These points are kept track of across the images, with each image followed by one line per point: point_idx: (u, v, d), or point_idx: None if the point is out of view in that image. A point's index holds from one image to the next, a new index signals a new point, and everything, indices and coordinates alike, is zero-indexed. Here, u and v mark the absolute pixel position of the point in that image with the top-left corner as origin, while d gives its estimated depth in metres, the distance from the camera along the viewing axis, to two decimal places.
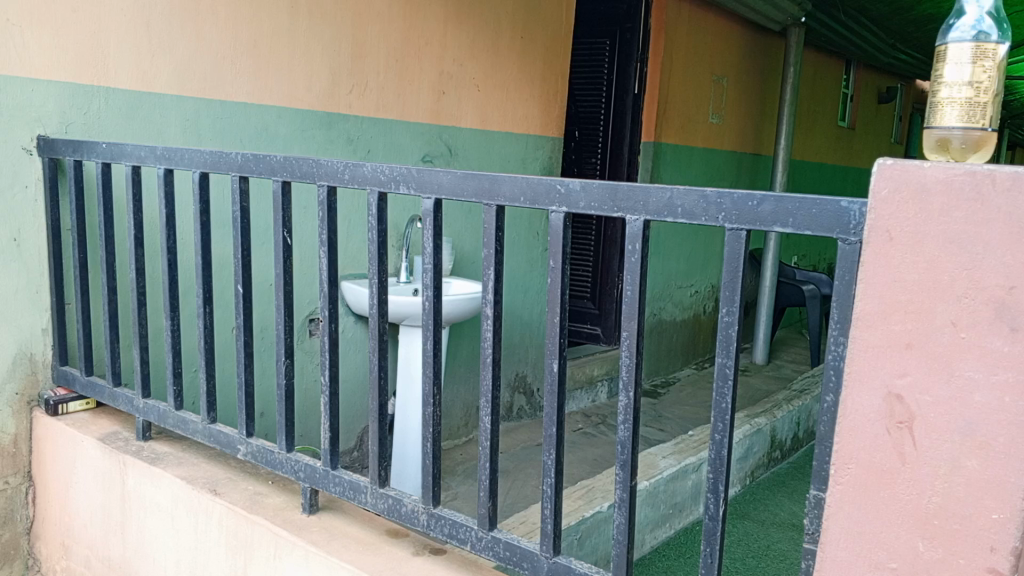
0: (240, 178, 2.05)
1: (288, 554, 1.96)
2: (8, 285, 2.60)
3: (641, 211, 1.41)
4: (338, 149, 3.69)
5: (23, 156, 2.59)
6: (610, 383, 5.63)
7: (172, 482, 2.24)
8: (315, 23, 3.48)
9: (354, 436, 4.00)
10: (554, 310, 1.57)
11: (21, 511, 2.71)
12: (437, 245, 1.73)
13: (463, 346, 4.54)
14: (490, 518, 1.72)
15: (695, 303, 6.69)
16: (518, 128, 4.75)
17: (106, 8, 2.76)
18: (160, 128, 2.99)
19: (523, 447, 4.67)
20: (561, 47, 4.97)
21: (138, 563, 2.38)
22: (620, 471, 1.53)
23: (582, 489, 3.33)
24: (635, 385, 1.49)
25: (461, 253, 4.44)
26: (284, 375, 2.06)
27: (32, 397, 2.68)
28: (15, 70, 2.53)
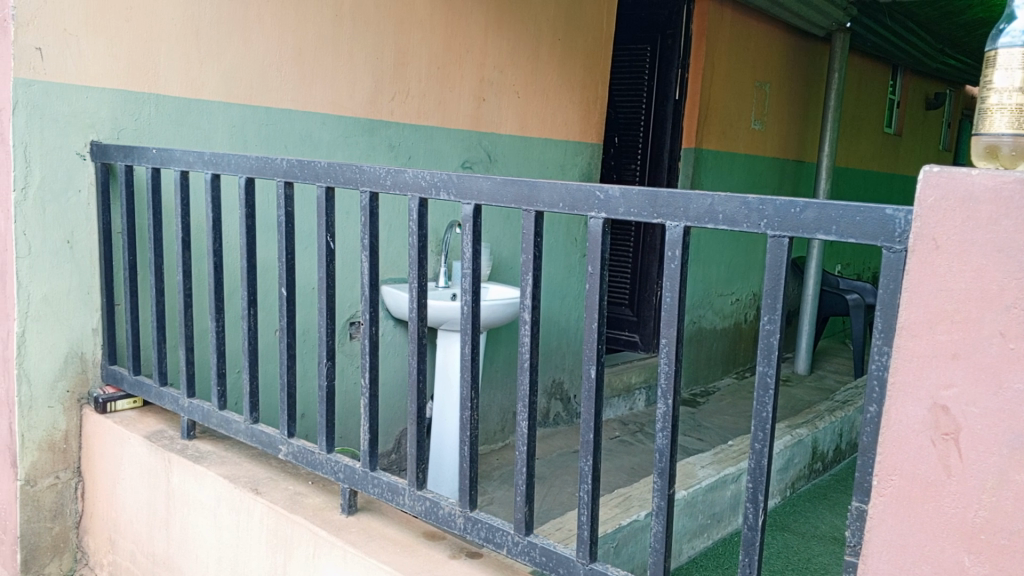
0: (285, 184, 2.09)
1: (326, 554, 1.99)
2: (61, 285, 2.68)
3: (681, 217, 1.41)
4: (379, 155, 3.74)
5: (77, 161, 2.67)
6: (648, 391, 5.59)
7: (215, 481, 2.29)
8: (358, 31, 3.53)
9: (391, 438, 4.04)
10: (592, 316, 1.57)
11: (70, 506, 2.78)
12: (476, 250, 1.74)
13: (500, 351, 4.55)
14: (526, 522, 1.72)
15: (736, 311, 6.61)
16: (558, 134, 4.76)
17: (158, 17, 2.83)
18: (208, 134, 3.06)
19: (560, 453, 4.67)
20: (601, 54, 4.96)
21: (181, 559, 2.43)
22: (658, 479, 1.53)
23: (618, 497, 3.31)
24: (674, 393, 1.48)
25: (499, 258, 4.46)
26: (325, 377, 2.09)
27: (82, 395, 2.76)
28: (71, 78, 2.62)
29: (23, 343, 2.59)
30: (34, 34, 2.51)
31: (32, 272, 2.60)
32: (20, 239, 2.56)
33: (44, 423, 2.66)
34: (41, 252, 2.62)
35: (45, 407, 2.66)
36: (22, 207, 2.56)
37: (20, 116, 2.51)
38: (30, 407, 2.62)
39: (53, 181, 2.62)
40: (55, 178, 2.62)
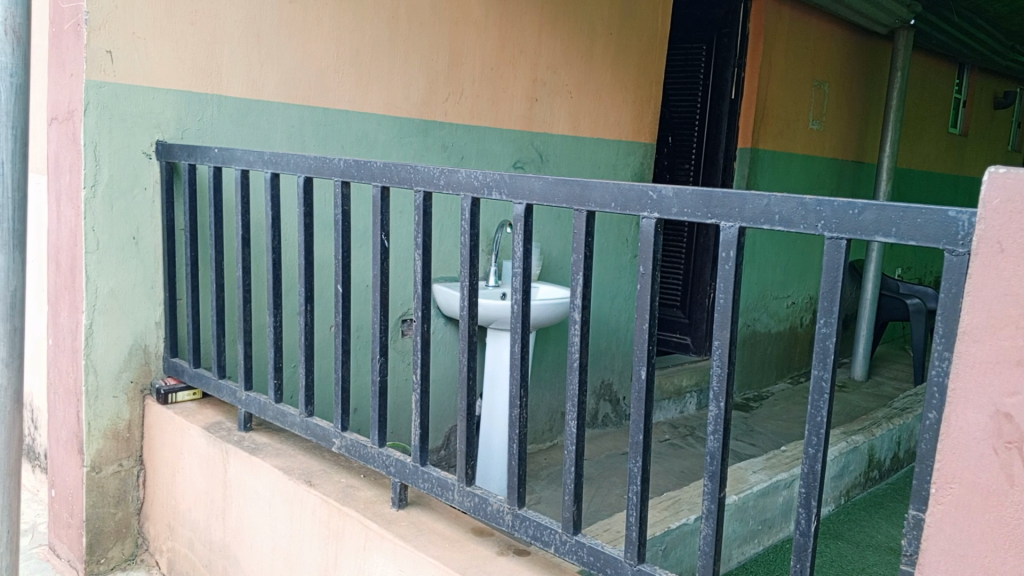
0: (341, 183, 2.13)
1: (377, 547, 2.02)
2: (127, 280, 2.78)
3: (736, 217, 1.40)
4: (433, 155, 3.78)
5: (143, 160, 2.77)
6: (699, 395, 5.54)
7: (270, 472, 2.35)
8: (414, 32, 3.58)
9: (441, 435, 4.08)
10: (644, 316, 1.56)
11: (133, 493, 2.88)
12: (527, 250, 1.75)
13: (549, 351, 4.55)
14: (574, 522, 1.72)
15: (791, 314, 6.49)
16: (611, 134, 4.74)
17: (222, 20, 2.92)
18: (267, 134, 3.13)
19: (608, 455, 4.65)
20: (656, 53, 4.92)
21: (236, 547, 2.49)
22: (708, 482, 1.51)
23: (668, 500, 3.28)
24: (726, 395, 1.47)
25: (550, 258, 4.46)
26: (378, 373, 2.13)
27: (145, 385, 2.86)
28: (138, 79, 2.72)
29: (90, 334, 2.69)
30: (105, 37, 2.62)
31: (100, 267, 2.70)
32: (88, 234, 2.67)
33: (109, 412, 2.77)
34: (109, 247, 2.72)
35: (110, 396, 2.77)
36: (91, 204, 2.67)
37: (91, 116, 2.63)
38: (96, 396, 2.72)
39: (120, 179, 2.72)
40: (122, 176, 2.73)
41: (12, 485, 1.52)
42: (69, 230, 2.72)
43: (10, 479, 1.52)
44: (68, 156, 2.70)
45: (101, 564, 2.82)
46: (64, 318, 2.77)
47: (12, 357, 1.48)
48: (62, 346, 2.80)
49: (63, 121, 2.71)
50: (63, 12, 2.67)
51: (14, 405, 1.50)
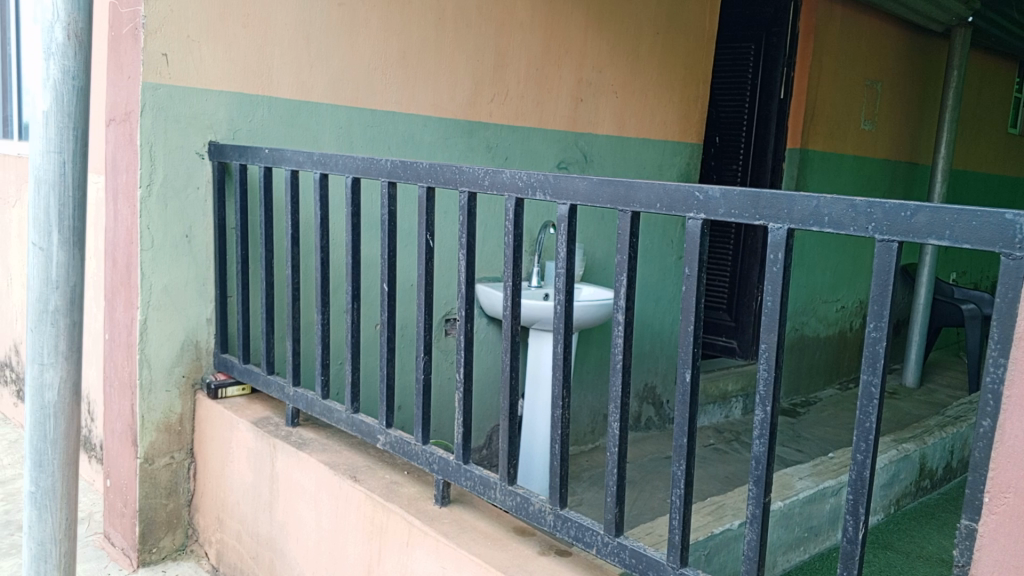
0: (388, 183, 2.16)
1: (419, 543, 2.04)
2: (180, 277, 2.85)
3: (784, 219, 1.39)
4: (477, 156, 3.80)
5: (197, 160, 2.85)
6: (745, 400, 5.47)
7: (316, 468, 2.39)
8: (461, 34, 3.60)
9: (483, 434, 4.09)
10: (689, 318, 1.56)
11: (183, 485, 2.96)
12: (571, 250, 1.75)
13: (591, 352, 4.53)
14: (616, 523, 1.72)
15: (841, 318, 6.36)
16: (656, 135, 4.70)
17: (274, 23, 2.97)
18: (316, 135, 3.18)
19: (651, 458, 4.61)
20: (704, 53, 4.86)
21: (283, 540, 2.54)
22: (753, 486, 1.50)
23: (712, 505, 3.24)
24: (773, 400, 1.46)
25: (594, 259, 4.45)
26: (422, 371, 2.15)
27: (196, 380, 2.93)
28: (192, 82, 2.80)
29: (145, 329, 2.78)
30: (161, 40, 2.70)
31: (154, 264, 2.78)
32: (144, 233, 2.75)
33: (161, 406, 2.85)
34: (163, 245, 2.80)
35: (163, 390, 2.84)
36: (147, 203, 2.75)
37: (147, 117, 2.71)
38: (149, 390, 2.80)
39: (174, 179, 2.80)
40: (176, 176, 2.81)
41: (70, 474, 1.58)
42: (125, 229, 2.80)
43: (69, 468, 1.58)
44: (125, 156, 2.78)
45: (153, 553, 2.90)
46: (120, 313, 2.86)
47: (72, 351, 1.54)
48: (118, 341, 2.89)
49: (120, 122, 2.80)
50: (122, 16, 2.76)
51: (72, 397, 1.55)
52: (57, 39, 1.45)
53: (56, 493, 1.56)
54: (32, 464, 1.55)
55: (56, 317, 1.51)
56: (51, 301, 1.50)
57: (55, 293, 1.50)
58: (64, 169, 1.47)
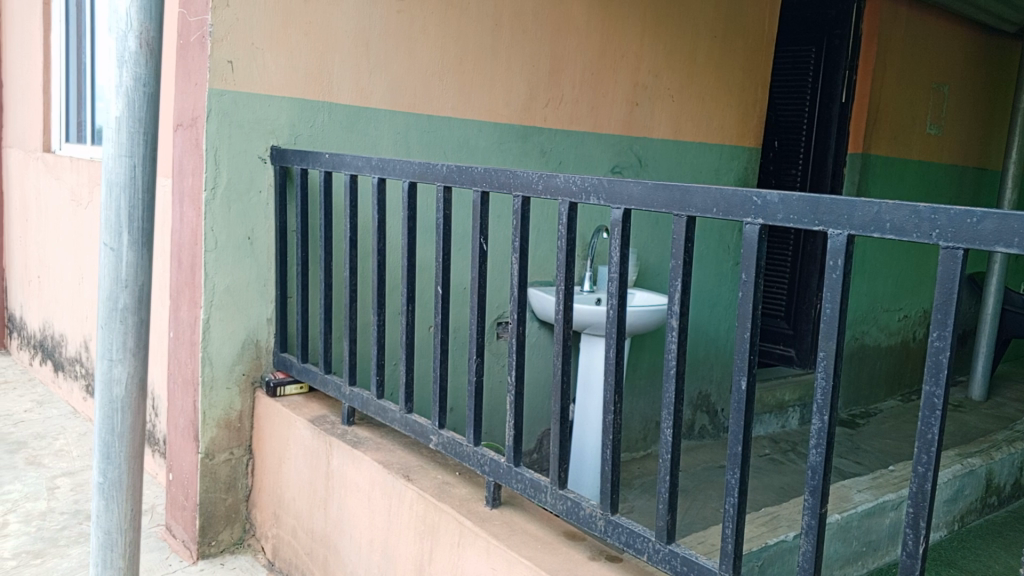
0: (444, 188, 2.18)
1: (470, 544, 2.06)
2: (243, 277, 2.93)
3: (844, 225, 1.37)
4: (532, 161, 3.80)
5: (259, 165, 2.93)
6: (802, 410, 5.36)
7: (370, 466, 2.43)
8: (517, 39, 3.62)
9: (534, 438, 4.10)
10: (745, 325, 1.54)
11: (242, 480, 3.04)
12: (624, 254, 1.75)
13: (644, 359, 4.50)
14: (668, 531, 1.71)
15: (904, 328, 6.18)
16: (713, 139, 4.65)
17: (334, 30, 3.04)
18: (374, 141, 3.23)
19: (705, 467, 4.54)
20: (763, 56, 4.79)
21: (337, 538, 2.59)
22: (809, 497, 1.47)
23: (766, 515, 3.19)
24: (831, 409, 1.43)
25: (648, 264, 4.42)
26: (474, 373, 2.17)
27: (256, 378, 3.01)
28: (256, 89, 2.89)
29: (208, 328, 2.86)
30: (227, 48, 2.79)
31: (217, 265, 2.87)
32: (208, 234, 2.84)
33: (222, 402, 2.93)
34: (226, 247, 2.88)
35: (224, 387, 2.92)
36: (211, 206, 2.84)
37: (212, 122, 2.81)
38: (211, 387, 2.89)
39: (238, 183, 2.89)
40: (240, 180, 2.89)
41: (135, 466, 1.64)
42: (191, 231, 2.89)
43: (134, 460, 1.64)
44: (191, 161, 2.88)
45: (212, 546, 2.99)
46: (184, 312, 2.95)
47: (139, 347, 1.60)
48: (181, 339, 2.98)
49: (187, 127, 2.89)
50: (190, 24, 2.85)
51: (139, 392, 1.61)
52: (129, 48, 1.52)
53: (122, 485, 1.62)
54: (100, 456, 1.61)
55: (124, 315, 1.57)
56: (120, 299, 1.56)
57: (124, 291, 1.56)
58: (135, 172, 1.54)
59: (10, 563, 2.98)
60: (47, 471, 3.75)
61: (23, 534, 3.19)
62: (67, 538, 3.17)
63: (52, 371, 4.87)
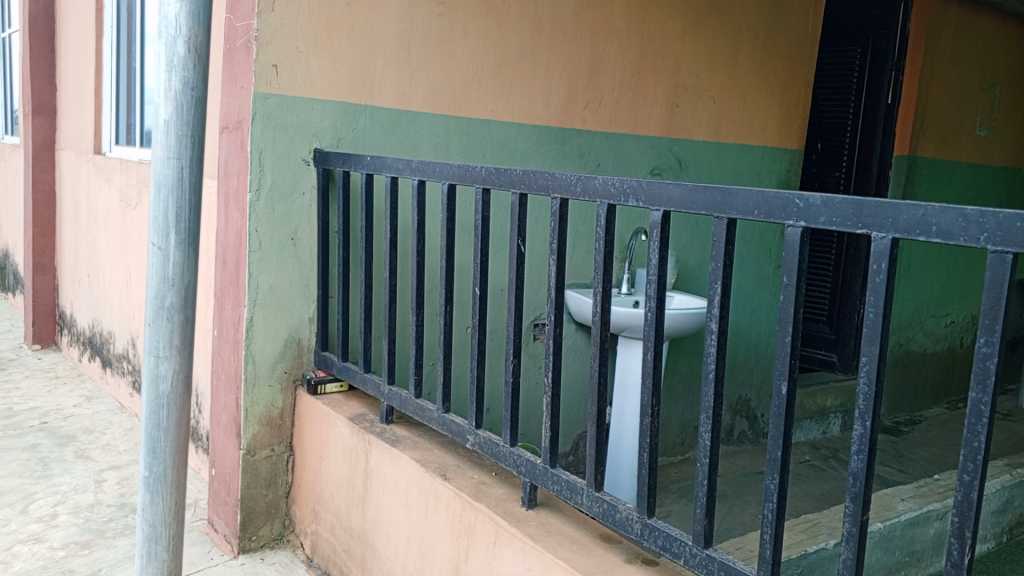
0: (483, 190, 2.20)
1: (506, 545, 2.07)
2: (286, 278, 2.99)
3: (888, 227, 1.35)
4: (571, 163, 3.80)
5: (303, 167, 2.99)
6: (844, 416, 5.27)
7: (408, 465, 2.45)
8: (556, 41, 3.62)
9: (570, 441, 4.09)
10: (786, 328, 1.52)
11: (282, 476, 3.09)
12: (663, 257, 1.75)
13: (682, 362, 4.47)
14: (705, 536, 1.70)
15: (951, 334, 6.04)
16: (755, 140, 4.60)
17: (377, 34, 3.07)
18: (415, 143, 3.26)
19: (743, 472, 4.49)
20: (807, 57, 4.72)
21: (375, 535, 2.62)
22: (850, 504, 1.45)
23: (806, 523, 3.14)
24: (873, 415, 1.41)
25: (688, 266, 4.38)
26: (511, 374, 2.18)
27: (297, 376, 3.06)
28: (300, 92, 2.94)
29: (251, 327, 2.92)
30: (272, 52, 2.85)
31: (261, 264, 2.92)
32: (252, 235, 2.89)
33: (264, 400, 2.98)
34: (270, 247, 2.94)
35: (266, 385, 2.98)
36: (256, 207, 2.89)
37: (257, 125, 2.87)
38: (254, 384, 2.94)
39: (282, 185, 2.94)
40: (283, 182, 2.95)
41: (180, 460, 1.68)
42: (235, 232, 2.95)
43: (179, 455, 1.68)
44: (236, 162, 2.94)
45: (253, 541, 3.04)
46: (229, 311, 3.01)
47: (184, 345, 1.63)
48: (225, 337, 3.04)
49: (233, 130, 2.96)
50: (237, 29, 2.91)
51: (184, 389, 1.65)
52: (178, 52, 1.56)
53: (166, 479, 1.66)
54: (146, 450, 1.66)
55: (171, 313, 1.61)
56: (167, 298, 1.60)
57: (171, 290, 1.60)
58: (183, 174, 1.58)
59: (60, 553, 3.07)
60: (95, 465, 3.85)
61: (72, 525, 3.28)
62: (113, 530, 3.26)
63: (101, 367, 5.01)
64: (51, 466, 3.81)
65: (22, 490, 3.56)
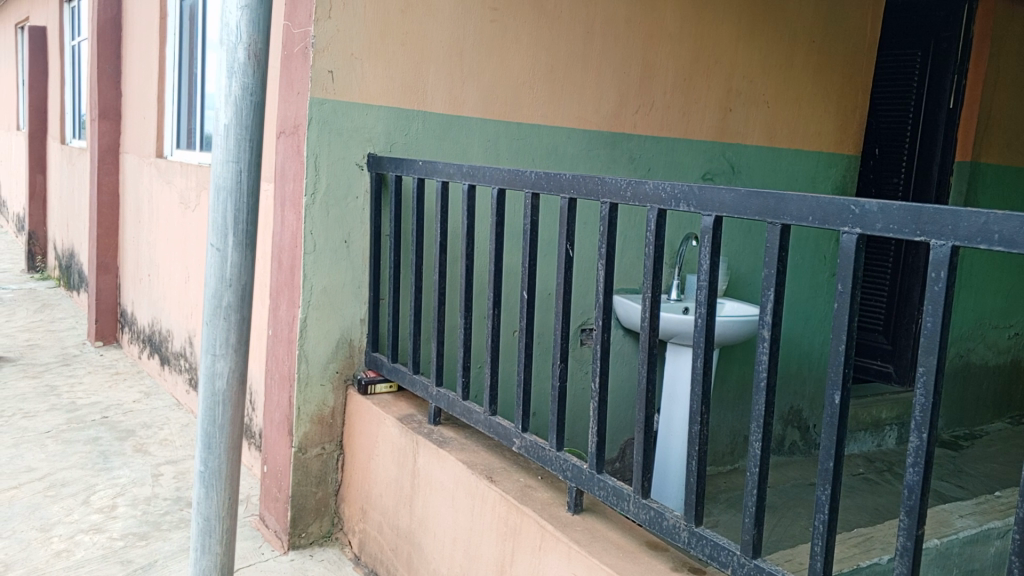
0: (532, 194, 2.21)
1: (552, 549, 2.07)
2: (339, 280, 3.04)
3: (948, 235, 1.32)
4: (621, 167, 3.79)
5: (357, 171, 3.04)
6: (900, 429, 5.13)
7: (455, 466, 2.48)
8: (608, 47, 3.62)
9: (617, 447, 4.07)
10: (840, 337, 1.50)
11: (333, 474, 3.14)
12: (714, 263, 1.73)
13: (733, 370, 4.41)
14: (754, 545, 1.68)
15: (1014, 346, 5.83)
16: (810, 145, 4.52)
17: (430, 40, 3.11)
18: (465, 148, 3.29)
19: (794, 484, 4.40)
20: (865, 62, 4.63)
21: (421, 535, 2.65)
22: (905, 517, 1.42)
23: (858, 537, 3.06)
24: (930, 426, 1.38)
25: (740, 273, 4.32)
26: (558, 378, 2.18)
27: (348, 376, 3.11)
28: (354, 98, 3.00)
29: (304, 328, 2.98)
30: (328, 58, 2.91)
31: (316, 266, 2.98)
32: (307, 237, 2.96)
33: (316, 399, 3.04)
34: (324, 249, 3.00)
35: (319, 384, 3.04)
36: (310, 210, 2.95)
37: (314, 130, 2.93)
38: (306, 384, 3.00)
39: (336, 189, 3.00)
40: (338, 186, 3.00)
41: (234, 456, 1.73)
42: (291, 234, 3.02)
43: (233, 451, 1.72)
44: (292, 166, 3.01)
45: (303, 537, 3.10)
46: (284, 311, 3.07)
47: (240, 344, 1.68)
48: (280, 337, 3.11)
49: (290, 134, 3.02)
50: (294, 36, 2.98)
51: (239, 387, 1.70)
52: (238, 59, 1.60)
53: (221, 474, 1.71)
54: (202, 446, 1.71)
55: (228, 312, 1.65)
56: (224, 298, 1.65)
57: (228, 290, 1.65)
58: (241, 177, 1.62)
59: (118, 543, 3.17)
60: (152, 459, 3.97)
61: (130, 517, 3.39)
62: (169, 523, 3.35)
63: (159, 365, 5.16)
64: (111, 460, 3.94)
65: (84, 481, 3.69)
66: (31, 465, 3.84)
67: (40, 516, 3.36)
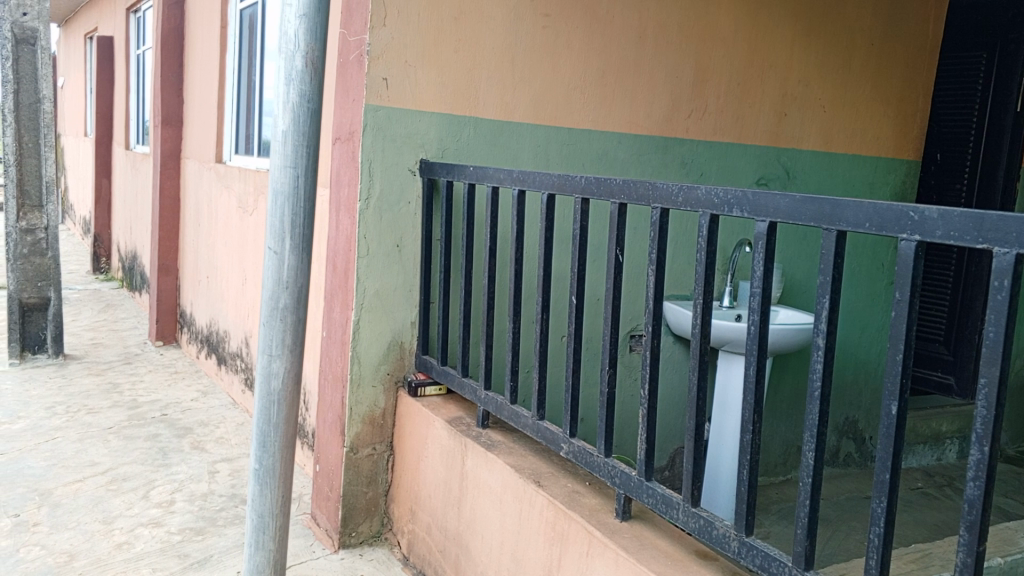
0: (582, 200, 2.22)
1: (599, 555, 2.07)
2: (390, 283, 3.09)
3: (1012, 242, 1.29)
4: (673, 172, 3.76)
5: (409, 177, 3.08)
6: (961, 442, 4.99)
7: (503, 469, 2.49)
8: (661, 51, 3.60)
9: (666, 455, 4.04)
10: (898, 346, 1.47)
11: (383, 475, 3.18)
12: (767, 269, 1.71)
13: (786, 379, 4.33)
14: (806, 557, 1.65)
15: None
16: (868, 150, 4.43)
17: (483, 46, 3.14)
18: (516, 154, 3.30)
19: (848, 496, 4.30)
20: (926, 65, 4.52)
21: (469, 537, 2.67)
22: (964, 533, 1.38)
23: (916, 552, 2.97)
24: (991, 439, 1.34)
25: (794, 281, 4.25)
26: (607, 384, 2.18)
27: (399, 378, 3.15)
28: (408, 105, 3.05)
29: (357, 330, 3.03)
30: (383, 66, 2.97)
31: (369, 270, 3.03)
32: (361, 241, 3.01)
33: (368, 400, 3.09)
34: (377, 253, 3.05)
35: (370, 385, 3.08)
36: (365, 215, 3.01)
37: (369, 136, 2.99)
38: (359, 384, 3.05)
39: (389, 194, 3.05)
40: (391, 191, 3.05)
41: (287, 454, 1.77)
42: (345, 238, 3.08)
43: (286, 449, 1.77)
44: (348, 172, 3.07)
45: (353, 537, 3.15)
46: (338, 313, 3.13)
47: (295, 345, 1.72)
48: (333, 338, 3.16)
49: (345, 141, 3.09)
50: (351, 44, 3.04)
51: (293, 387, 1.74)
52: (296, 67, 1.65)
53: (275, 471, 1.76)
54: (257, 444, 1.76)
55: (284, 313, 1.69)
56: (280, 299, 1.69)
57: (285, 292, 1.69)
58: (297, 182, 1.67)
59: (176, 537, 3.27)
60: (209, 456, 4.08)
61: (187, 512, 3.48)
62: (224, 519, 3.44)
63: (216, 365, 5.30)
64: (171, 456, 4.06)
65: (144, 476, 3.81)
66: (95, 459, 3.98)
67: (103, 509, 3.48)
